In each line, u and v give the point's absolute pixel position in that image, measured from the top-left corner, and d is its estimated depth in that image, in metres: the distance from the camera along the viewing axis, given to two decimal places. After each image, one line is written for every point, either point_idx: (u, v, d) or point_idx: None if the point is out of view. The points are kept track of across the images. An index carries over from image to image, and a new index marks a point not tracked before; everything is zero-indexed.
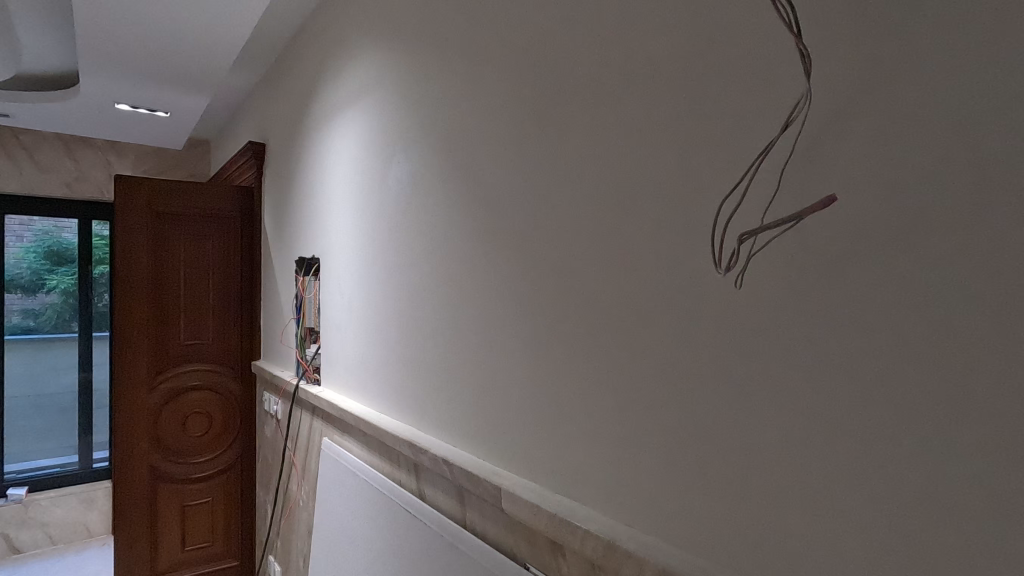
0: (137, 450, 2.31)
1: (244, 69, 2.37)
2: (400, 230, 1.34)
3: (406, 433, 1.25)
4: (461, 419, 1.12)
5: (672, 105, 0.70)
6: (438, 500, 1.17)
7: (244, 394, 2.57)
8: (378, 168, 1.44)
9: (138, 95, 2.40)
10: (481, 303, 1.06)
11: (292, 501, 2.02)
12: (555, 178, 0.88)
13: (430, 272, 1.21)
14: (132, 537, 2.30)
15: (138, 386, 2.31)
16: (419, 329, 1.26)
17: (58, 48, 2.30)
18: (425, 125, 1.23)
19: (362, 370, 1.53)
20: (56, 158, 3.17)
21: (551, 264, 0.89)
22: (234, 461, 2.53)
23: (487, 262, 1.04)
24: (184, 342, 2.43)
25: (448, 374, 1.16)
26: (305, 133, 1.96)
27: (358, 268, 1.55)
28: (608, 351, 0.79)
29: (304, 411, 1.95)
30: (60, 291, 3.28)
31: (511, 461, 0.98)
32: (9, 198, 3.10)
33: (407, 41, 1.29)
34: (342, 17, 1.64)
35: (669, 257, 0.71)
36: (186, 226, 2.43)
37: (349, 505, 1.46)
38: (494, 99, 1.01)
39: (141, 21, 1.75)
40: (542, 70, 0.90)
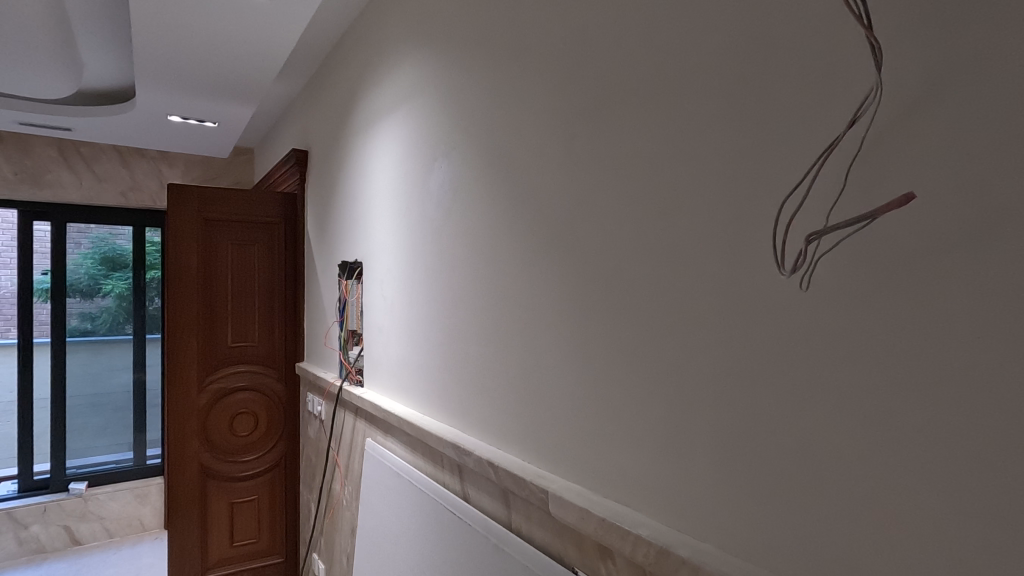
0: (187, 449, 2.39)
1: (289, 78, 2.44)
2: (442, 234, 1.36)
3: (451, 434, 1.27)
4: (506, 421, 1.12)
5: (729, 104, 0.68)
6: (482, 501, 1.18)
7: (288, 395, 2.64)
8: (420, 173, 1.47)
9: (188, 106, 2.50)
10: (527, 305, 1.06)
11: (335, 500, 2.06)
12: (604, 180, 0.88)
13: (474, 276, 1.22)
14: (184, 533, 2.38)
15: (189, 387, 2.40)
16: (462, 333, 1.27)
17: (116, 64, 2.42)
18: (467, 129, 1.24)
19: (405, 372, 1.56)
20: (113, 168, 3.33)
21: (600, 266, 0.88)
22: (279, 460, 2.61)
23: (533, 264, 1.04)
24: (232, 344, 2.51)
25: (493, 376, 1.16)
26: (347, 140, 2.01)
27: (401, 271, 1.58)
28: (660, 354, 0.78)
29: (347, 412, 1.99)
30: (114, 295, 3.44)
31: (558, 464, 0.98)
32: (69, 207, 3.28)
33: (450, 47, 1.31)
34: (384, 25, 1.68)
35: (725, 259, 0.69)
36: (233, 232, 2.52)
37: (391, 505, 1.48)
38: (540, 102, 1.02)
39: (194, 37, 1.83)
40: (590, 72, 0.90)
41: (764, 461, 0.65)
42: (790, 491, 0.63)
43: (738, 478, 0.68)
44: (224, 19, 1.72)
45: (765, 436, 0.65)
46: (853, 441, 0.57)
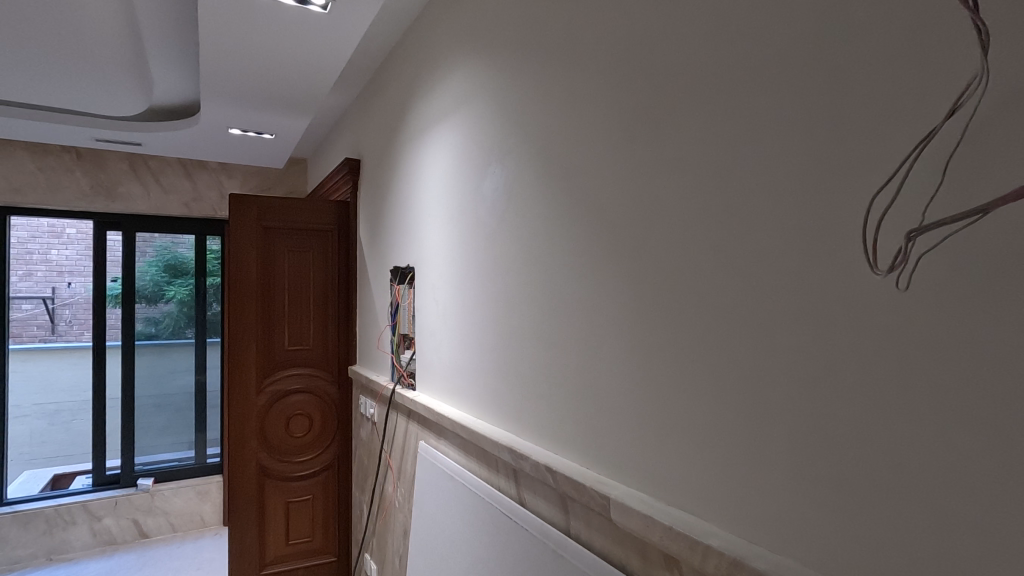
0: (246, 449, 2.48)
1: (342, 90, 2.52)
2: (495, 239, 1.36)
3: (506, 439, 1.26)
4: (564, 425, 1.11)
5: (812, 98, 0.66)
6: (539, 507, 1.17)
7: (341, 397, 2.71)
8: (472, 180, 1.48)
9: (248, 119, 2.61)
10: (585, 308, 1.05)
11: (388, 502, 2.10)
12: (671, 181, 0.86)
13: (529, 279, 1.22)
14: (243, 530, 2.46)
15: (248, 389, 2.48)
16: (517, 336, 1.27)
17: (184, 83, 2.55)
18: (522, 134, 1.25)
19: (457, 376, 1.57)
20: (178, 180, 3.51)
21: (666, 267, 0.87)
22: (332, 460, 2.68)
23: (593, 268, 1.03)
24: (288, 347, 2.60)
25: (548, 380, 1.16)
26: (398, 147, 2.05)
27: (453, 277, 1.60)
28: (732, 357, 0.76)
29: (399, 415, 2.02)
30: (177, 300, 3.61)
31: (619, 471, 0.96)
32: (138, 218, 3.48)
33: (504, 54, 1.32)
34: (436, 34, 1.71)
35: (806, 258, 0.67)
36: (289, 239, 2.61)
37: (444, 507, 1.50)
38: (602, 104, 1.01)
39: (256, 53, 1.91)
40: (656, 72, 0.89)
41: (850, 471, 0.62)
42: (880, 504, 0.59)
43: (820, 488, 0.65)
44: (284, 37, 1.79)
45: (852, 445, 0.61)
46: (952, 452, 0.53)
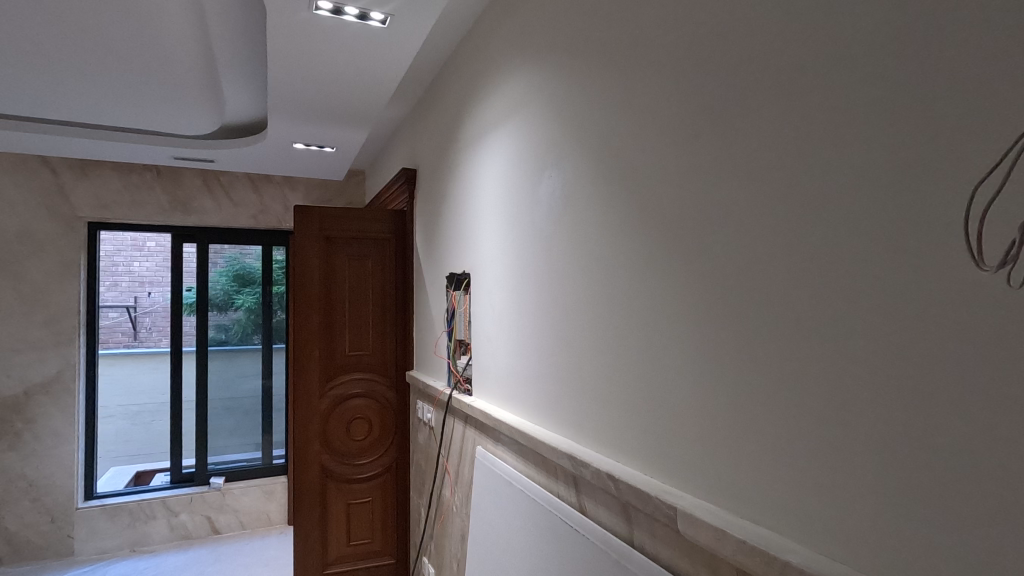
0: (310, 451, 2.56)
1: (399, 101, 2.58)
2: (553, 243, 1.36)
3: (565, 446, 1.24)
4: (626, 432, 1.08)
5: (900, 86, 0.62)
6: (600, 515, 1.14)
7: (398, 401, 2.77)
8: (528, 185, 1.48)
9: (311, 134, 2.72)
10: (648, 312, 1.02)
11: (446, 506, 2.11)
12: (740, 179, 0.83)
13: (588, 283, 1.21)
14: (306, 529, 2.55)
15: (311, 392, 2.58)
16: (575, 340, 1.25)
17: (252, 102, 2.69)
18: (580, 137, 1.24)
19: (515, 382, 1.56)
20: (246, 194, 3.70)
21: (736, 269, 0.83)
22: (391, 464, 2.73)
23: (656, 270, 1.00)
24: (348, 352, 2.68)
25: (609, 386, 1.13)
26: (453, 155, 2.08)
27: (510, 282, 1.60)
28: (812, 363, 0.71)
29: (457, 420, 2.04)
30: (245, 308, 3.80)
31: (686, 481, 0.93)
32: (210, 230, 3.69)
33: (561, 57, 1.32)
34: (491, 41, 1.72)
35: (896, 256, 0.62)
36: (350, 247, 2.70)
37: (503, 513, 1.50)
38: (665, 102, 0.99)
39: (318, 69, 1.99)
40: (723, 68, 0.86)
41: (952, 488, 0.56)
42: (987, 524, 0.53)
43: (917, 506, 0.60)
44: (345, 52, 1.85)
45: (954, 459, 0.56)
46: None
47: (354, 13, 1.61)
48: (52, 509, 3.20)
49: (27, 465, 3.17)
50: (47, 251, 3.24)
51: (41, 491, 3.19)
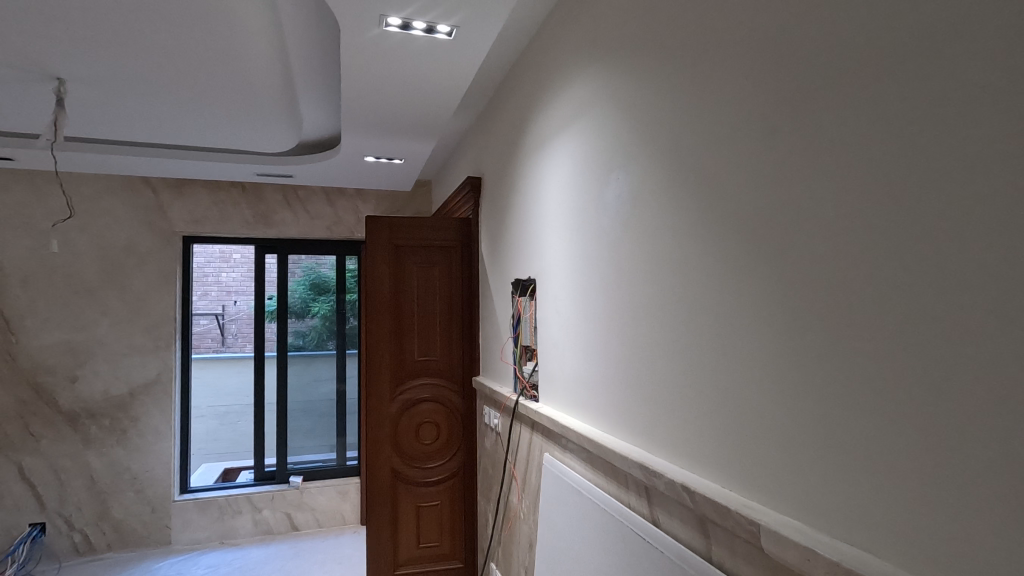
0: (381, 453, 2.64)
1: (464, 112, 2.64)
2: (620, 247, 1.33)
3: (636, 454, 1.21)
4: (701, 442, 1.03)
5: (1010, 70, 0.57)
6: (674, 528, 1.10)
7: (465, 407, 2.80)
8: (595, 188, 1.46)
9: (380, 146, 2.82)
10: (723, 317, 0.98)
11: (513, 513, 2.11)
12: (823, 176, 0.78)
13: (658, 287, 1.17)
14: (379, 530, 2.62)
15: (382, 396, 2.65)
16: (646, 347, 1.22)
17: (327, 120, 2.83)
18: (648, 137, 1.21)
19: (583, 388, 1.53)
20: (322, 206, 3.90)
21: (819, 272, 0.79)
22: (459, 468, 2.76)
23: (730, 272, 0.96)
24: (417, 358, 2.75)
25: (681, 394, 1.09)
26: (518, 163, 2.09)
27: (576, 288, 1.58)
28: (909, 372, 0.66)
29: (523, 427, 2.03)
30: (320, 315, 3.99)
31: (768, 496, 0.87)
32: (289, 242, 3.91)
33: (627, 57, 1.30)
34: (554, 45, 1.72)
35: (1009, 256, 0.57)
36: (418, 255, 2.77)
37: (573, 523, 1.47)
38: (737, 99, 0.95)
39: (387, 84, 2.06)
40: (801, 60, 0.82)
41: None
42: None
43: None
44: (412, 66, 1.91)
45: None
46: None
47: (421, 27, 1.66)
48: (152, 501, 3.47)
49: (131, 459, 3.47)
50: (148, 263, 3.55)
51: (143, 483, 3.47)
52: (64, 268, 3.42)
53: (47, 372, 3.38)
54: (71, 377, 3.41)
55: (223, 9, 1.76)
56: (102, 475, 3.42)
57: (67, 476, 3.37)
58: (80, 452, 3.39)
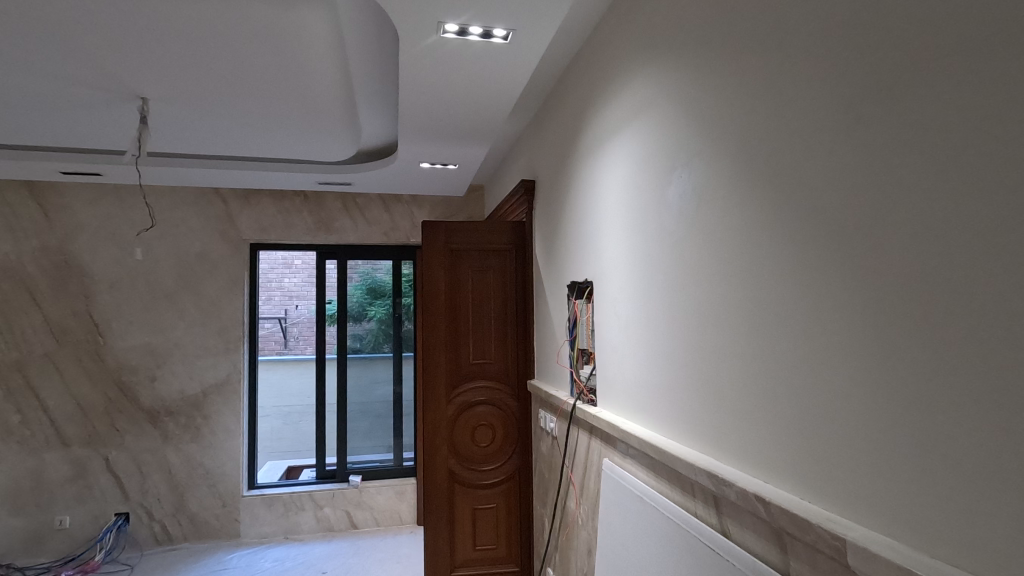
0: (438, 455, 2.68)
1: (517, 115, 2.65)
2: (684, 247, 1.29)
3: (703, 462, 1.17)
4: (774, 449, 0.99)
5: None
6: (747, 540, 1.05)
7: (520, 409, 2.79)
8: (656, 187, 1.43)
9: (435, 153, 2.87)
10: (799, 318, 0.93)
11: (571, 518, 2.08)
12: (908, 172, 0.74)
13: (726, 288, 1.13)
14: (436, 530, 2.66)
15: (439, 399, 2.69)
16: (712, 350, 1.17)
17: (384, 129, 2.91)
18: (712, 133, 1.18)
19: (645, 393, 1.49)
20: (379, 213, 4.01)
21: (906, 272, 0.74)
22: (515, 471, 2.75)
23: (806, 273, 0.92)
24: (472, 360, 2.77)
25: (752, 400, 1.05)
26: (573, 164, 2.08)
27: (637, 290, 1.54)
28: (1012, 379, 0.62)
29: (581, 431, 2.00)
30: (377, 319, 4.09)
31: (853, 508, 0.82)
32: (348, 248, 4.04)
33: (688, 52, 1.27)
34: (611, 44, 1.70)
35: None
36: (472, 259, 2.79)
37: (636, 530, 1.44)
38: (810, 93, 0.91)
39: (443, 90, 2.09)
40: (880, 50, 0.78)
41: None
42: None
43: None
44: (468, 72, 1.93)
45: None
46: None
47: (478, 32, 1.68)
48: (223, 495, 3.65)
49: (204, 455, 3.66)
50: (219, 269, 3.75)
51: (215, 478, 3.66)
52: (145, 274, 3.66)
53: (131, 372, 3.62)
54: (152, 376, 3.64)
55: (290, 25, 1.83)
56: (179, 470, 3.63)
57: (148, 470, 3.60)
58: (159, 447, 3.62)
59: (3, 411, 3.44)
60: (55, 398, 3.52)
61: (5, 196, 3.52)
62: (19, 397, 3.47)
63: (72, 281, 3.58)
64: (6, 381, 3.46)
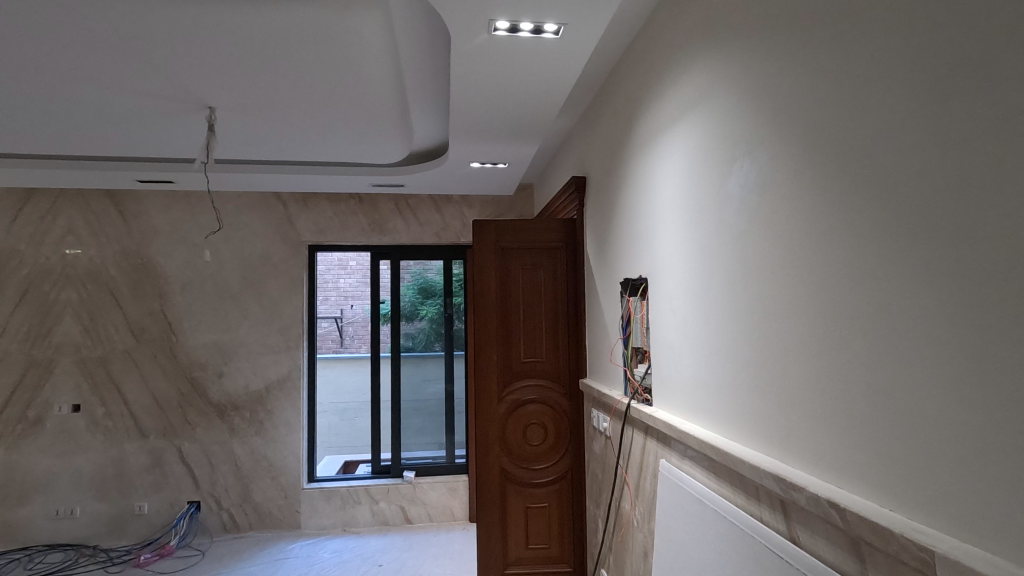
0: (491, 452, 2.69)
1: (568, 111, 2.62)
2: (746, 240, 1.24)
3: (769, 464, 1.12)
4: (847, 453, 0.93)
5: None
6: (819, 549, 1.00)
7: (572, 409, 2.76)
8: (715, 179, 1.38)
9: (485, 152, 2.89)
10: (875, 315, 0.87)
11: (626, 520, 2.04)
12: (997, 157, 0.69)
13: (793, 282, 1.07)
14: (489, 527, 2.67)
15: (490, 397, 2.71)
16: (778, 347, 1.12)
17: (435, 130, 2.95)
18: (777, 120, 1.12)
19: (705, 392, 1.44)
20: (431, 214, 4.07)
21: (998, 265, 0.68)
22: (567, 471, 2.73)
23: (882, 266, 0.86)
24: (524, 359, 2.77)
25: (821, 400, 0.99)
26: (626, 158, 2.04)
27: (694, 285, 1.49)
28: None
29: (636, 431, 1.96)
30: (428, 318, 4.16)
31: (941, 517, 0.76)
32: (401, 248, 4.13)
33: (749, 35, 1.21)
34: (666, 33, 1.65)
35: None
36: (523, 257, 2.79)
37: (696, 535, 1.40)
38: (883, 76, 0.86)
39: (493, 89, 2.10)
40: (963, 26, 0.73)
41: None
42: None
43: None
44: (518, 69, 1.93)
45: None
46: None
47: (529, 28, 1.67)
48: (286, 487, 3.81)
49: (268, 449, 3.83)
50: (280, 270, 3.91)
51: (278, 470, 3.82)
52: (213, 276, 3.86)
53: (201, 368, 3.83)
54: (219, 372, 3.84)
55: (346, 30, 1.88)
56: (244, 462, 3.81)
57: (217, 461, 3.79)
58: (227, 440, 3.80)
59: (90, 403, 3.71)
60: (135, 392, 3.76)
61: (90, 204, 3.80)
62: (103, 390, 3.73)
63: (149, 282, 3.82)
64: (92, 376, 3.73)
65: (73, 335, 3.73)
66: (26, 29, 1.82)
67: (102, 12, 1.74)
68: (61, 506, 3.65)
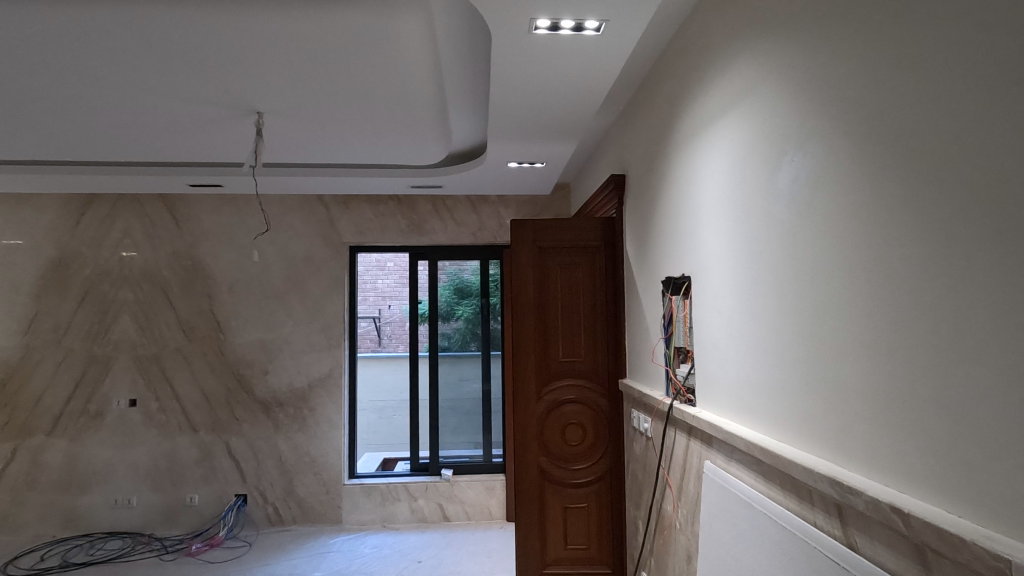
0: (529, 451, 2.69)
1: (606, 108, 2.60)
2: (797, 234, 1.20)
3: (823, 467, 1.08)
4: (909, 456, 0.89)
5: None
6: (879, 555, 0.96)
7: (611, 409, 2.74)
8: (764, 173, 1.34)
9: (523, 151, 2.89)
10: (938, 314, 0.84)
11: (668, 522, 2.01)
12: None
13: (849, 279, 1.03)
14: (527, 526, 2.68)
15: (529, 395, 2.71)
16: (832, 345, 1.08)
17: (472, 131, 2.97)
18: (830, 111, 1.09)
19: (752, 392, 1.41)
20: (468, 214, 4.11)
21: None
22: (607, 471, 2.71)
23: (948, 262, 0.82)
24: (562, 358, 2.75)
25: (880, 401, 0.96)
26: (668, 154, 2.01)
27: (742, 282, 1.46)
28: None
29: (678, 432, 1.93)
30: (464, 318, 4.19)
31: (1016, 527, 0.72)
32: (438, 248, 4.17)
33: (801, 23, 1.18)
34: (711, 25, 1.62)
35: None
36: (561, 256, 2.78)
37: (744, 539, 1.36)
38: (945, 67, 0.83)
39: (531, 88, 2.10)
40: None
41: None
42: None
43: None
44: (558, 67, 1.93)
45: None
46: None
47: (570, 26, 1.66)
48: (327, 482, 3.90)
49: (311, 444, 3.93)
50: (322, 271, 4.01)
51: (320, 466, 3.91)
52: (259, 276, 3.99)
53: (248, 366, 3.96)
54: (265, 369, 3.96)
55: (389, 33, 1.92)
56: (288, 457, 3.92)
57: (262, 457, 3.91)
58: (272, 435, 3.92)
59: (144, 398, 3.89)
60: (186, 388, 3.92)
61: (144, 208, 3.98)
62: (157, 386, 3.90)
63: (199, 282, 3.97)
64: (147, 372, 3.91)
65: (130, 333, 3.92)
66: (93, 42, 1.93)
67: (161, 24, 1.83)
68: (119, 496, 3.84)
